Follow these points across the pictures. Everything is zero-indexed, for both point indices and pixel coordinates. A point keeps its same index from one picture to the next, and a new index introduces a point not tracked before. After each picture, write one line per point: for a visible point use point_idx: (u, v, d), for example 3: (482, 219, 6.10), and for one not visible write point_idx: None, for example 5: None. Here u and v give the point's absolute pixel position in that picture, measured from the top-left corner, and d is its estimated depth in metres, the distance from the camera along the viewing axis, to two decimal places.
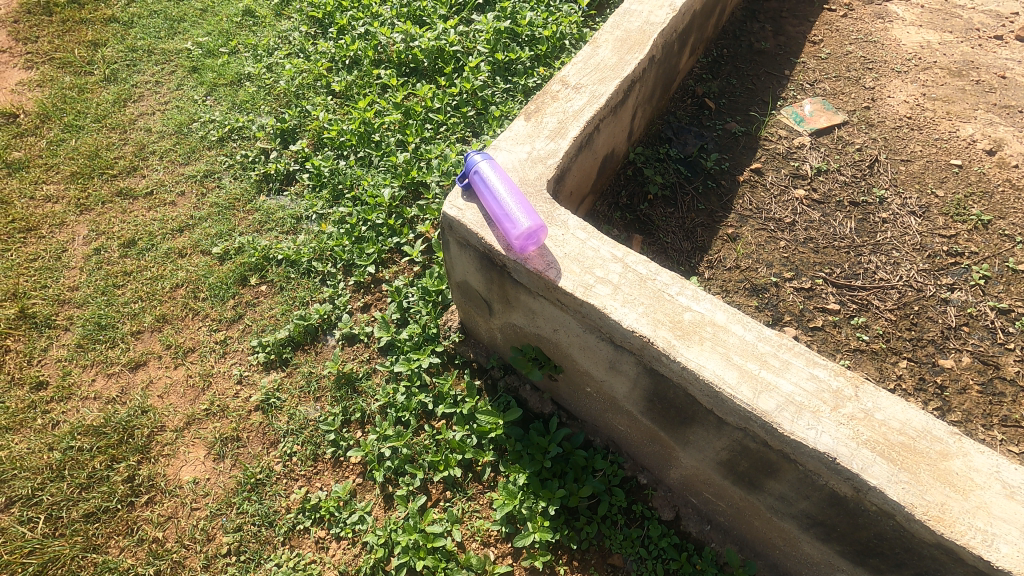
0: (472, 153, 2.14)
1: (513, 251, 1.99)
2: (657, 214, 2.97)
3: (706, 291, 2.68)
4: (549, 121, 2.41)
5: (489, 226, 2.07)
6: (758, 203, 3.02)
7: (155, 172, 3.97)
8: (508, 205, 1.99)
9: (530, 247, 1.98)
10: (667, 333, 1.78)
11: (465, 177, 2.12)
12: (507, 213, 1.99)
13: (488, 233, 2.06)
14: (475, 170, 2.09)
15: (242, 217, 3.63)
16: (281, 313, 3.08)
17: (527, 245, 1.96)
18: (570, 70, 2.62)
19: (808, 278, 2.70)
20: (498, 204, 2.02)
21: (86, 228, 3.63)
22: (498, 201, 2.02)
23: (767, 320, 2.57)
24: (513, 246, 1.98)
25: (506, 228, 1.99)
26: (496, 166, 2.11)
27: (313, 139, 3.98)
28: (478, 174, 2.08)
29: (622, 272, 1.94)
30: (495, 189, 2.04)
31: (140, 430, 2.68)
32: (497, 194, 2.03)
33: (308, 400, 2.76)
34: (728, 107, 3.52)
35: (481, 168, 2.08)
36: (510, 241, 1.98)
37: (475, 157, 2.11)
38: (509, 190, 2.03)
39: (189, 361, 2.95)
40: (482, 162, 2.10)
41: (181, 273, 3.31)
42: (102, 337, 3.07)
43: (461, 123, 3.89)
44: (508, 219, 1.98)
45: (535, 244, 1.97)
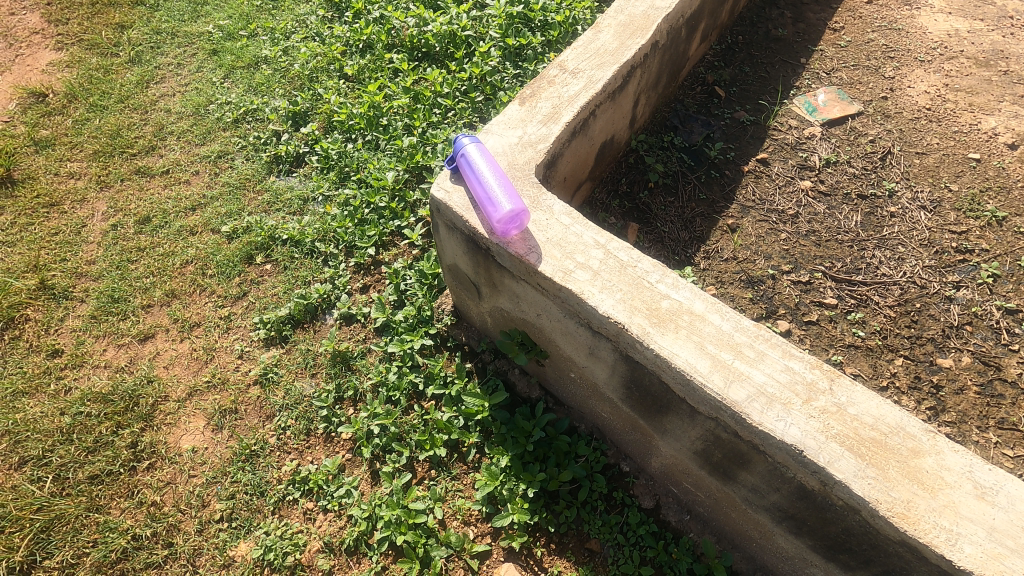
0: (461, 136, 2.16)
1: (496, 235, 2.01)
2: (657, 203, 2.93)
3: (701, 282, 2.64)
4: (543, 106, 2.40)
5: (474, 209, 2.09)
6: (761, 193, 2.97)
7: (172, 152, 4.09)
8: (491, 189, 2.01)
9: (512, 231, 1.99)
10: (642, 320, 1.78)
11: (453, 160, 2.14)
12: (490, 197, 2.00)
13: (474, 216, 2.08)
14: (462, 154, 2.11)
15: (252, 197, 3.72)
16: (283, 292, 3.16)
17: (509, 229, 1.97)
18: (569, 55, 2.60)
19: (807, 271, 2.64)
20: (482, 187, 2.04)
21: (105, 205, 3.77)
22: (483, 184, 2.04)
23: (761, 313, 2.51)
24: (495, 230, 1.99)
25: (490, 211, 2.00)
26: (483, 150, 2.13)
27: (324, 123, 4.03)
28: (465, 158, 2.10)
29: (604, 258, 1.94)
30: (480, 173, 2.06)
31: (145, 399, 2.80)
32: (482, 179, 2.05)
33: (305, 376, 2.83)
34: (738, 95, 3.45)
35: (468, 152, 2.10)
36: (492, 224, 1.99)
37: (462, 140, 2.13)
38: (493, 174, 2.05)
39: (194, 335, 3.06)
40: (470, 145, 2.12)
41: (191, 251, 3.42)
42: (114, 309, 3.20)
43: (469, 108, 3.89)
44: (492, 203, 2.00)
45: (518, 229, 1.99)
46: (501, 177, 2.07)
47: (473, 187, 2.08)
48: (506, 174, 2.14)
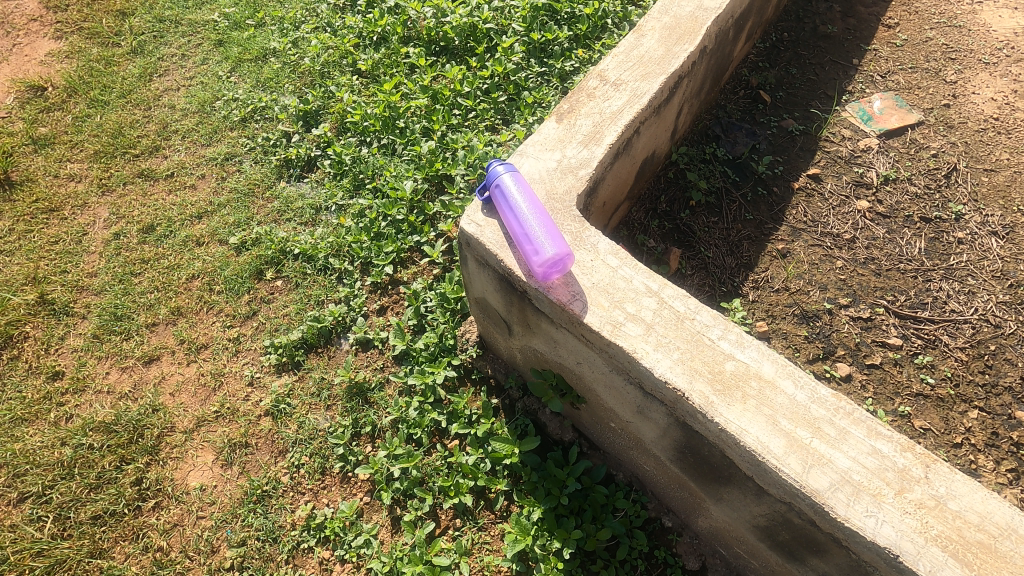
0: (494, 163, 1.92)
1: (535, 278, 1.79)
2: (700, 224, 2.69)
3: (750, 315, 2.41)
4: (583, 124, 2.16)
5: (510, 246, 1.87)
6: (813, 214, 2.72)
7: (177, 153, 3.87)
8: (530, 226, 1.79)
9: (554, 275, 1.77)
10: (704, 386, 1.57)
11: (486, 190, 1.92)
12: (530, 236, 1.78)
13: (510, 254, 1.86)
14: (496, 184, 1.88)
15: (261, 204, 3.50)
16: (295, 312, 2.96)
17: (551, 273, 1.75)
18: (610, 63, 2.34)
19: (867, 306, 2.41)
20: (520, 223, 1.82)
21: (106, 211, 3.57)
22: (521, 219, 1.82)
23: (817, 353, 2.29)
24: (534, 273, 1.78)
25: (530, 252, 1.79)
26: (520, 179, 1.90)
27: (336, 123, 3.79)
28: (500, 189, 1.87)
29: (657, 307, 1.72)
30: (518, 206, 1.84)
31: (150, 430, 2.64)
32: (521, 214, 1.82)
33: (319, 408, 2.65)
34: (785, 100, 3.17)
35: (504, 183, 1.87)
36: (531, 267, 1.78)
37: (496, 167, 1.90)
38: (532, 209, 1.83)
39: (202, 359, 2.88)
40: (505, 172, 1.88)
41: (198, 264, 3.23)
42: (117, 328, 3.02)
43: (491, 110, 3.63)
44: (533, 242, 1.78)
45: (561, 272, 1.77)
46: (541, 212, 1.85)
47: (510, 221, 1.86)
48: (543, 205, 1.91)
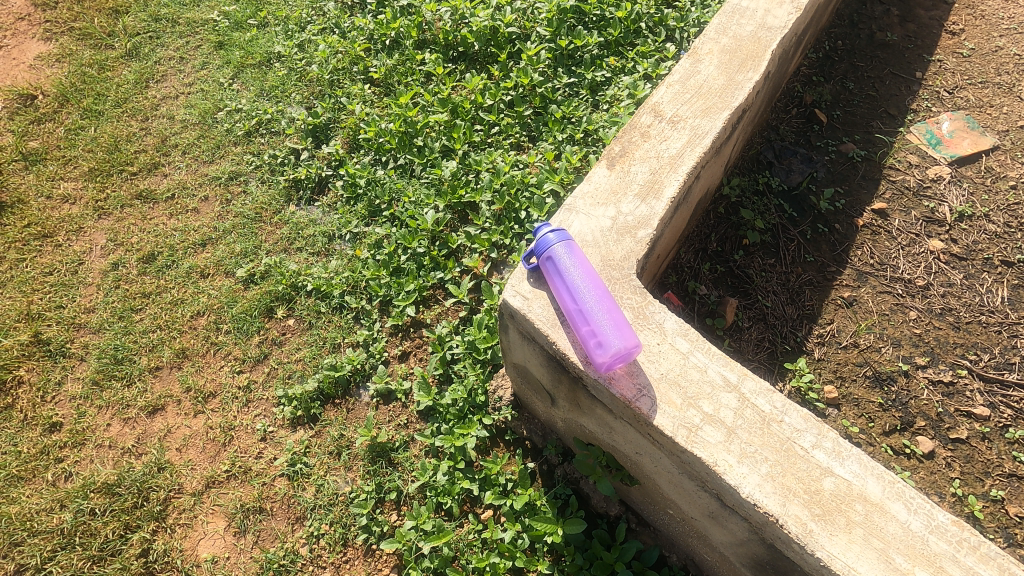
0: (543, 227, 1.66)
1: (595, 367, 1.56)
2: (755, 267, 2.44)
3: (817, 376, 2.17)
4: (638, 171, 1.90)
5: (563, 325, 1.63)
6: (881, 255, 2.47)
7: (177, 171, 3.60)
8: (589, 308, 1.55)
9: (618, 365, 1.53)
10: (801, 510, 1.34)
11: (533, 259, 1.66)
12: (589, 320, 1.54)
13: (563, 336, 1.62)
14: (547, 254, 1.62)
15: (270, 231, 3.26)
16: (309, 358, 2.73)
17: (614, 365, 1.51)
18: (665, 95, 2.08)
19: (948, 366, 2.17)
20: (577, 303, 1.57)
21: (103, 237, 3.32)
22: (578, 298, 1.57)
23: (894, 423, 2.06)
24: (594, 363, 1.54)
25: (589, 339, 1.54)
26: (574, 247, 1.64)
27: (348, 138, 3.51)
28: (552, 260, 1.61)
29: (738, 406, 1.48)
30: (573, 283, 1.58)
31: (156, 493, 2.43)
32: (577, 293, 1.57)
33: (338, 469, 2.44)
34: (843, 121, 2.89)
35: (557, 253, 1.61)
36: (591, 355, 1.54)
37: (546, 232, 1.64)
38: (590, 287, 1.58)
39: (210, 409, 2.67)
40: (557, 239, 1.62)
41: (204, 300, 3.00)
42: (118, 372, 2.80)
43: (516, 125, 3.35)
44: (593, 328, 1.54)
45: (625, 364, 1.53)
46: (600, 288, 1.60)
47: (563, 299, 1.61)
48: (599, 276, 1.66)
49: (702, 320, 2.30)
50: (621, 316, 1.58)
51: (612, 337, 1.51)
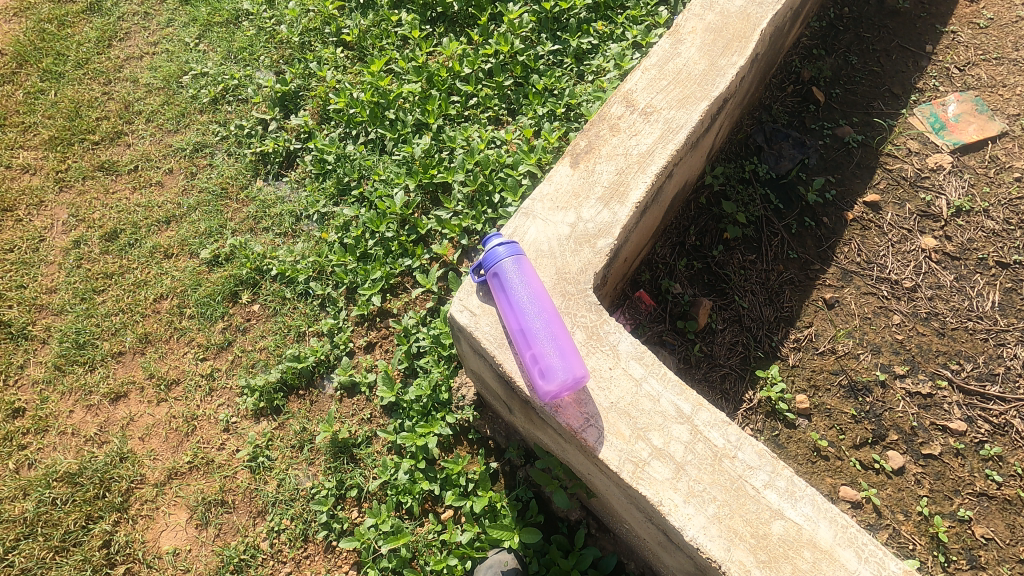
0: (494, 239, 1.54)
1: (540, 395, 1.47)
2: (734, 264, 2.31)
3: (789, 384, 2.08)
4: (603, 170, 1.75)
5: (511, 346, 1.54)
6: (868, 252, 2.33)
7: (141, 141, 3.43)
8: (537, 332, 1.45)
9: (564, 395, 1.44)
10: (746, 555, 1.28)
11: (481, 274, 1.55)
12: (533, 343, 1.44)
13: (511, 359, 1.53)
14: (496, 270, 1.50)
15: (236, 208, 3.12)
16: (273, 347, 2.66)
17: (560, 394, 1.42)
18: (639, 82, 1.90)
19: (927, 376, 2.07)
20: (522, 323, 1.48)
21: (65, 212, 3.19)
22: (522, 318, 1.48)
23: (865, 436, 1.98)
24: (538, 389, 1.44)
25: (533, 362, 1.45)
26: (522, 263, 1.54)
27: (318, 109, 3.31)
28: (498, 277, 1.51)
29: (689, 440, 1.40)
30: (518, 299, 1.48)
31: (118, 484, 2.42)
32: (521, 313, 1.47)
33: (300, 463, 2.41)
34: (842, 100, 2.68)
35: (503, 270, 1.50)
36: (537, 383, 1.44)
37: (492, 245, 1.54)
38: (536, 307, 1.48)
39: (173, 398, 2.62)
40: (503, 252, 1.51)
41: (167, 282, 2.90)
42: (80, 358, 2.74)
43: (495, 97, 3.12)
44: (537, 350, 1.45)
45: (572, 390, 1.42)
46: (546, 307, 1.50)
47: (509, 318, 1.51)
48: (551, 295, 1.55)
49: (673, 322, 2.19)
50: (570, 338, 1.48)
51: (555, 360, 1.42)
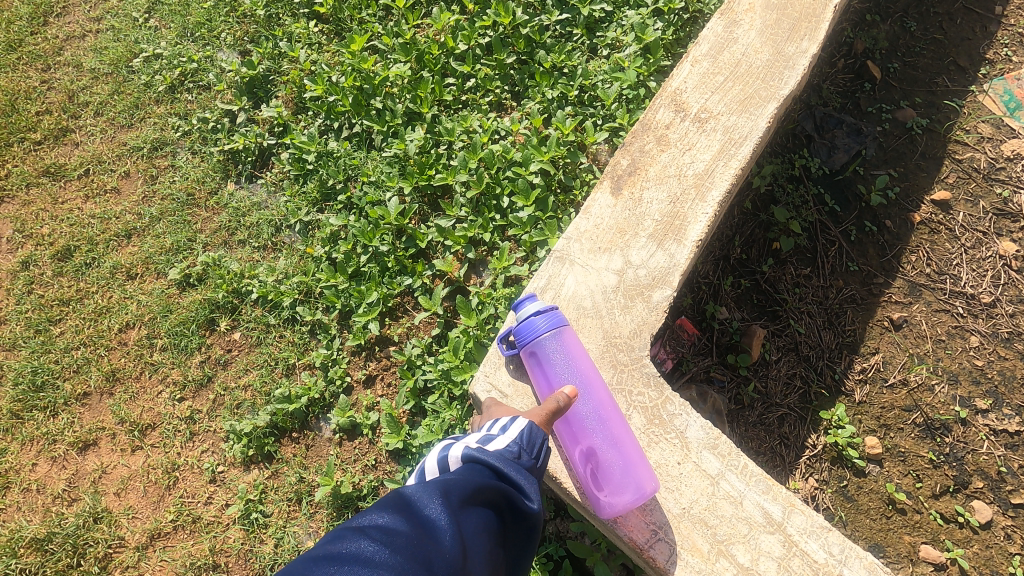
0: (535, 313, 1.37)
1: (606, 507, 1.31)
2: (787, 281, 2.00)
3: (856, 425, 1.82)
4: (653, 199, 1.60)
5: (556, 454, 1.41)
6: (939, 261, 2.03)
7: (90, 139, 2.98)
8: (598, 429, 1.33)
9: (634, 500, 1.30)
10: None
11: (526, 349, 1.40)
12: (584, 442, 1.32)
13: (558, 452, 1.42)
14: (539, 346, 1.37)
15: (206, 218, 2.73)
16: (259, 383, 2.34)
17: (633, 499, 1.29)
18: (691, 83, 1.72)
19: (1014, 410, 1.82)
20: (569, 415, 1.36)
21: (9, 226, 2.79)
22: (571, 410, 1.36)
23: (946, 483, 1.74)
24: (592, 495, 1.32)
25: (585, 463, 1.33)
26: (563, 335, 1.40)
27: (292, 97, 2.88)
28: (535, 355, 1.37)
29: (781, 553, 1.28)
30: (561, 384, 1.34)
31: (93, 549, 2.15)
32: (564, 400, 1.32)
33: (300, 518, 2.15)
34: (901, 76, 2.32)
35: (543, 349, 1.36)
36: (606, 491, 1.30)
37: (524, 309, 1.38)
38: (584, 396, 1.35)
39: (149, 444, 2.32)
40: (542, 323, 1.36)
41: (133, 308, 2.55)
42: (39, 401, 2.41)
43: (496, 78, 2.70)
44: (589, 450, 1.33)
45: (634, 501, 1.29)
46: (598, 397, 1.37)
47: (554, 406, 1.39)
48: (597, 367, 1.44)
49: (722, 355, 1.90)
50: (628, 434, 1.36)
51: (614, 466, 1.30)
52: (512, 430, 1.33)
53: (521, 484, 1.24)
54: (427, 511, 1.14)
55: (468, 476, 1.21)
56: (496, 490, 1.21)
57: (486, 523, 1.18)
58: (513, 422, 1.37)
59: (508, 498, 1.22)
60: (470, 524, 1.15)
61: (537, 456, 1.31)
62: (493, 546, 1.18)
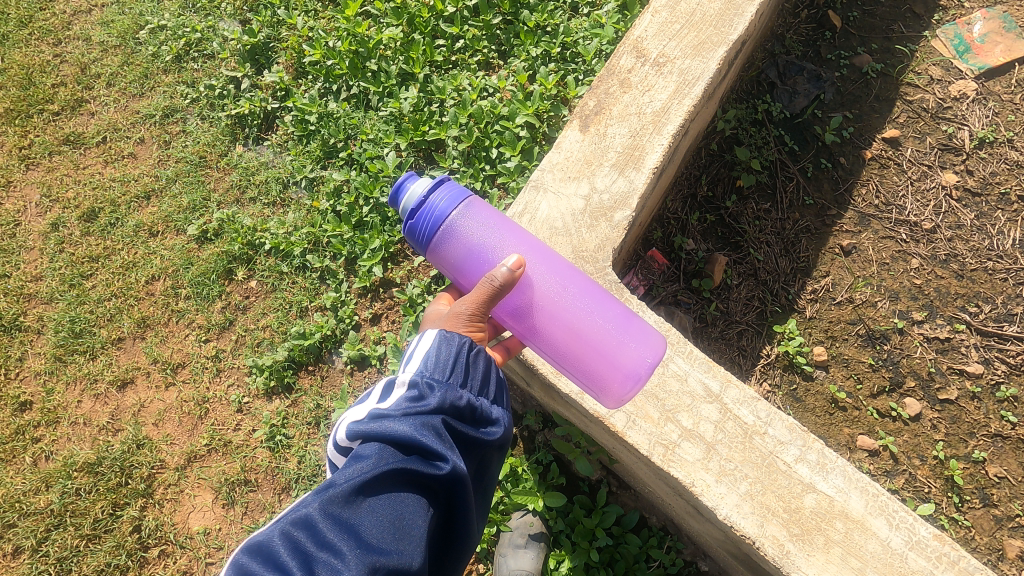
0: (424, 194, 1.52)
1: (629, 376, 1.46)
2: (748, 215, 2.22)
3: (806, 338, 2.06)
4: (616, 133, 1.82)
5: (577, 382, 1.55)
6: (887, 192, 2.24)
7: (104, 108, 3.17)
8: (574, 331, 1.50)
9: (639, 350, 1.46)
10: (779, 530, 1.42)
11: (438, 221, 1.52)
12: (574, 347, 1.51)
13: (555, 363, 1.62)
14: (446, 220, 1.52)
15: (218, 178, 2.94)
16: (276, 324, 2.60)
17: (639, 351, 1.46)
18: (651, 30, 1.92)
19: (946, 320, 2.06)
20: (534, 334, 1.56)
21: (36, 191, 3.01)
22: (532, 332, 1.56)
23: (883, 384, 1.99)
24: (599, 397, 1.54)
25: (577, 373, 1.53)
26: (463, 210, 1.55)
27: (292, 62, 3.06)
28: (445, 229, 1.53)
29: (718, 418, 1.52)
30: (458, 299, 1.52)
31: (139, 470, 2.44)
32: (459, 322, 1.49)
33: (319, 438, 2.43)
34: (859, 25, 2.48)
35: (445, 227, 1.52)
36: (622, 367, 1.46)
37: (400, 199, 1.55)
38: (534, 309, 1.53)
39: (181, 381, 2.59)
40: (436, 199, 1.52)
41: (156, 262, 2.79)
42: (79, 347, 2.67)
43: (483, 38, 2.87)
44: (569, 357, 1.52)
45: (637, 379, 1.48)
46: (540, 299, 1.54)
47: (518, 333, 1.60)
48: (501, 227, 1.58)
49: (688, 281, 2.14)
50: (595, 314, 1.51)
51: (601, 362, 1.47)
52: (414, 366, 1.39)
53: (439, 434, 1.28)
54: (328, 521, 1.16)
55: (372, 457, 1.24)
56: (409, 455, 1.26)
57: (393, 496, 1.23)
58: (422, 354, 1.42)
59: (426, 456, 1.27)
60: (372, 516, 1.20)
61: (447, 377, 1.36)
62: (413, 510, 1.24)
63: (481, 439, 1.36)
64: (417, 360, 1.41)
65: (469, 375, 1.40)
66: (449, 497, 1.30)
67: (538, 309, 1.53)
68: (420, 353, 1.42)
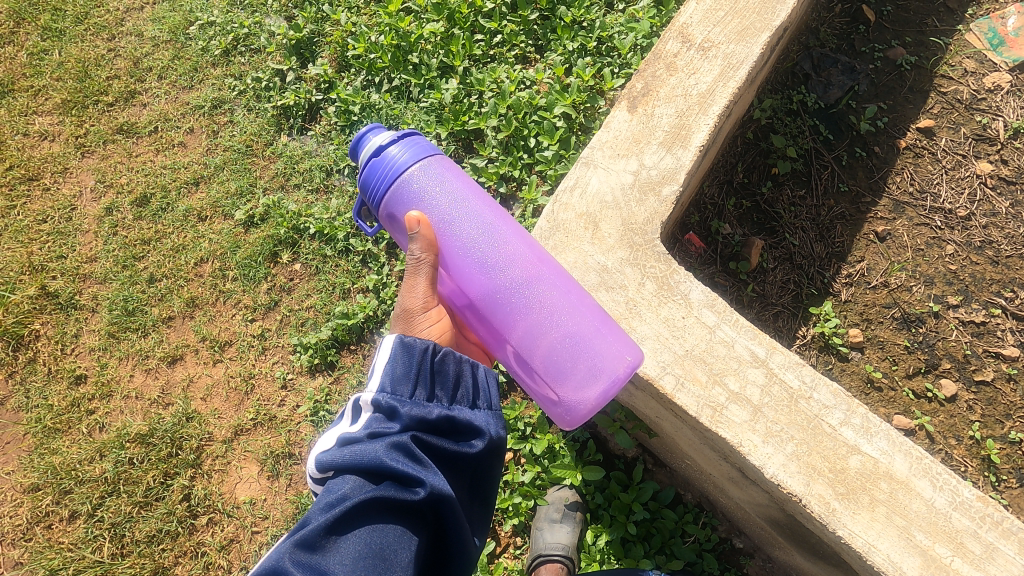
0: (384, 147, 1.62)
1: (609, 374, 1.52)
2: (784, 200, 2.27)
3: (842, 320, 2.11)
4: (663, 114, 1.90)
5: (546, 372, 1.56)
6: (922, 180, 2.27)
7: (156, 100, 3.32)
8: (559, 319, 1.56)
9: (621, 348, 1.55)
10: (825, 489, 1.49)
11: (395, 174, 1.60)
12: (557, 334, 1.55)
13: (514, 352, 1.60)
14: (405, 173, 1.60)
15: (264, 166, 3.06)
16: (321, 305, 2.70)
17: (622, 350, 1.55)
18: (696, 17, 2.00)
19: (981, 305, 2.09)
20: (515, 313, 1.56)
21: (92, 177, 3.15)
22: (508, 320, 1.57)
23: (918, 365, 2.03)
24: (562, 391, 1.55)
25: (553, 363, 1.55)
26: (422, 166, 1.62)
27: (336, 56, 3.17)
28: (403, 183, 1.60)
29: (765, 382, 1.59)
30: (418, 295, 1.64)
31: (188, 442, 2.55)
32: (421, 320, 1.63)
33: None
34: (893, 19, 2.53)
35: (399, 179, 1.60)
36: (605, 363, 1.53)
37: (360, 152, 1.65)
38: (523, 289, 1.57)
39: (228, 358, 2.69)
40: (394, 151, 1.61)
41: (205, 245, 2.91)
42: (131, 324, 2.79)
43: (521, 33, 2.95)
44: (545, 345, 1.55)
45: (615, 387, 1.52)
46: (527, 279, 1.57)
47: (488, 316, 1.60)
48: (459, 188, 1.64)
49: (725, 264, 2.20)
50: (581, 313, 1.57)
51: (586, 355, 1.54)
52: (376, 381, 1.39)
53: (410, 454, 1.29)
54: (302, 568, 1.10)
55: (345, 488, 1.23)
56: (383, 482, 1.25)
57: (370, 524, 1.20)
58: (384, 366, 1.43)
59: (401, 481, 1.26)
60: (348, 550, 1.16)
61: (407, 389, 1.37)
62: (392, 536, 1.21)
63: (458, 452, 1.38)
64: (379, 376, 1.40)
65: (435, 388, 1.42)
66: (435, 516, 1.30)
67: (522, 288, 1.56)
68: (382, 361, 1.41)
